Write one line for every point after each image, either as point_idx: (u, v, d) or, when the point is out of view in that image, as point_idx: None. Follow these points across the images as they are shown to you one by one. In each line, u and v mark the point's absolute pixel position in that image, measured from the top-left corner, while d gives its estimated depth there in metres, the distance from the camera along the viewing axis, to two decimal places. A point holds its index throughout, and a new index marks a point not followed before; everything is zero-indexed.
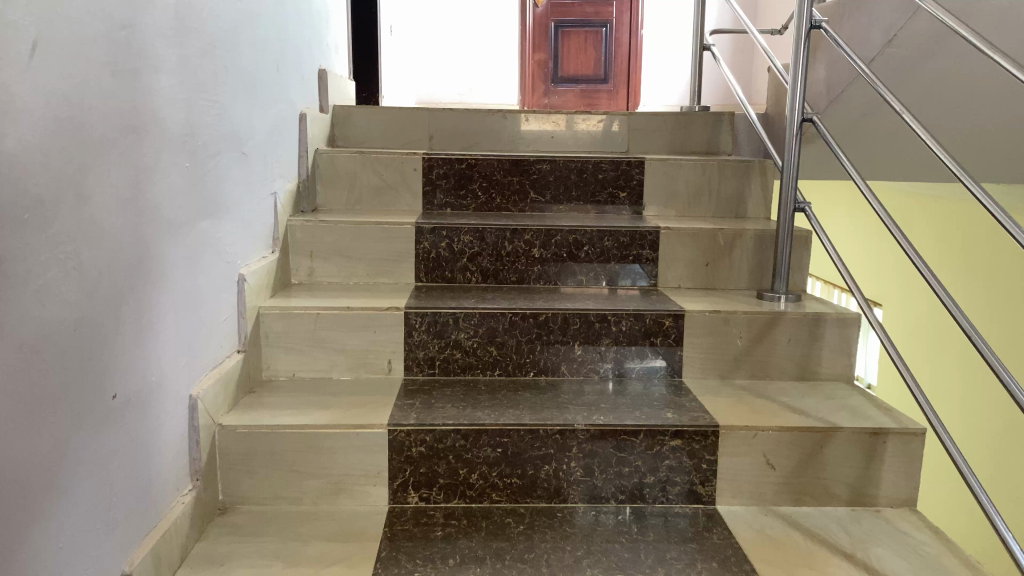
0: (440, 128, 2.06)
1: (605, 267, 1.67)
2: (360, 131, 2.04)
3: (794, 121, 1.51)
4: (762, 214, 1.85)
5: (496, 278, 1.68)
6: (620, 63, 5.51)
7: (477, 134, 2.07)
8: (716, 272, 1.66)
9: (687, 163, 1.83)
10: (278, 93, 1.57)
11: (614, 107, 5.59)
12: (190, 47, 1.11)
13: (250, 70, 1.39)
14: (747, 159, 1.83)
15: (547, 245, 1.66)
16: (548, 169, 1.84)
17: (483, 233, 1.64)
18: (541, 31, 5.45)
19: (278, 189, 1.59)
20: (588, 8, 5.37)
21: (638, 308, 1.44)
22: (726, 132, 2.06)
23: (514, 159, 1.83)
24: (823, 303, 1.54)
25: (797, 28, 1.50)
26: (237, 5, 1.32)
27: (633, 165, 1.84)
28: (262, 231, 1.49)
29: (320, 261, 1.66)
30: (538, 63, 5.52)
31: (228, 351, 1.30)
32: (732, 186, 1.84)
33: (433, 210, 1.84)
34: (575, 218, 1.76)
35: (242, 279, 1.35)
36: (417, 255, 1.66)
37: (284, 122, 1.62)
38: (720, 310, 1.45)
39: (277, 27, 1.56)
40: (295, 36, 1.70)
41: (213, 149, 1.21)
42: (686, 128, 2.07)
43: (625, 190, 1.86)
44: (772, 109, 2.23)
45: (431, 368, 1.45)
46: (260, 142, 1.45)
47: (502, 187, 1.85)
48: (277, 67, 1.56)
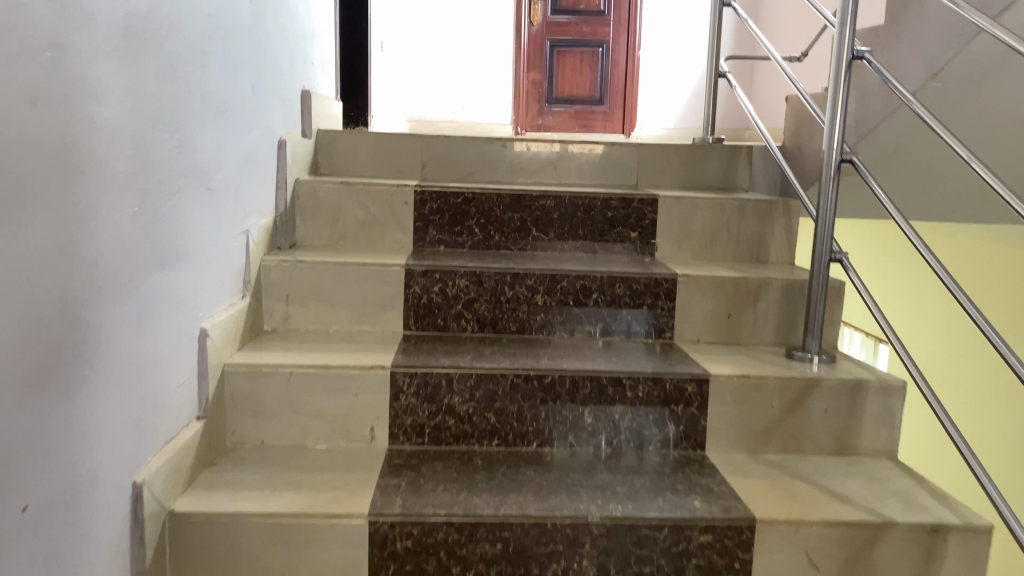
0: (434, 156, 1.89)
1: (615, 318, 1.50)
2: (346, 158, 1.87)
3: (832, 162, 1.36)
4: (785, 259, 1.69)
5: (493, 327, 1.50)
6: (617, 84, 5.38)
7: (475, 163, 1.89)
8: (738, 325, 1.50)
9: (704, 203, 1.67)
10: (254, 120, 1.40)
11: (610, 130, 5.47)
12: (146, 69, 0.94)
13: (222, 94, 1.22)
14: (770, 199, 1.67)
15: (551, 292, 1.49)
16: (552, 205, 1.67)
17: (481, 277, 1.47)
18: (536, 50, 5.30)
19: (251, 226, 1.41)
20: (584, 27, 5.24)
21: (657, 371, 1.28)
22: (744, 166, 1.91)
23: (514, 194, 1.66)
24: (861, 365, 1.37)
25: (837, 59, 1.34)
26: (208, 18, 1.14)
27: (645, 203, 1.67)
28: (230, 276, 1.31)
29: (297, 307, 1.48)
30: (532, 82, 5.38)
31: (185, 422, 1.12)
32: (753, 228, 1.68)
33: (425, 247, 1.67)
34: (582, 260, 1.59)
35: (205, 334, 1.17)
36: (407, 302, 1.48)
37: (261, 150, 1.45)
38: (748, 374, 1.29)
39: (254, 44, 1.39)
40: (275, 54, 1.53)
41: (171, 188, 1.03)
42: (700, 162, 1.91)
43: (636, 230, 1.69)
44: (791, 142, 2.09)
45: (419, 438, 1.27)
46: (232, 175, 1.28)
47: (502, 224, 1.68)
48: (253, 90, 1.39)
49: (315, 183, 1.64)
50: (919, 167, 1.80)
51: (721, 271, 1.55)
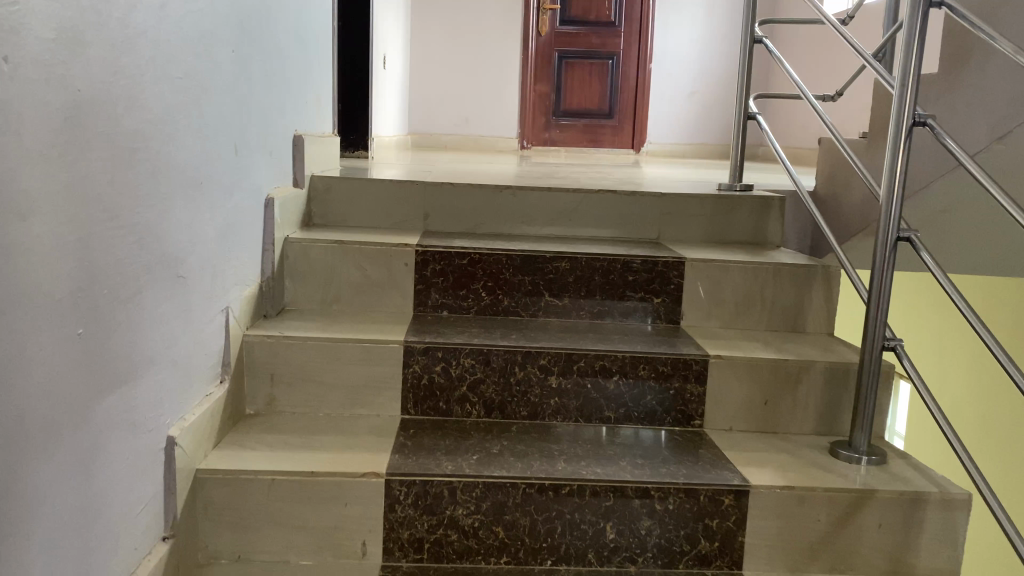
0: (439, 205, 1.74)
1: (638, 402, 1.35)
2: (343, 207, 1.72)
3: (888, 238, 1.20)
4: (823, 328, 1.54)
5: (502, 411, 1.34)
6: (626, 97, 5.24)
7: (482, 212, 1.74)
8: (775, 412, 1.36)
9: (735, 266, 1.52)
10: (235, 181, 1.25)
11: (618, 144, 5.33)
12: (95, 161, 0.79)
13: (194, 165, 1.07)
14: (808, 263, 1.53)
15: (567, 373, 1.34)
16: (567, 267, 1.52)
17: (488, 356, 1.32)
18: (545, 62, 5.16)
19: (232, 300, 1.26)
20: (593, 38, 5.11)
21: (689, 480, 1.13)
22: (775, 219, 1.76)
23: (526, 255, 1.51)
24: (916, 468, 1.22)
25: (896, 124, 1.18)
26: (177, 81, 0.99)
27: (670, 265, 1.52)
28: (205, 364, 1.16)
29: (283, 388, 1.33)
30: (539, 95, 5.23)
31: (147, 550, 0.97)
32: (788, 295, 1.53)
33: (427, 312, 1.52)
34: (601, 334, 1.44)
35: (173, 442, 1.02)
36: (406, 383, 1.33)
37: (244, 215, 1.30)
38: (792, 483, 1.13)
39: (238, 97, 1.24)
40: (262, 104, 1.38)
41: (127, 289, 0.88)
42: (727, 214, 1.76)
43: (659, 295, 1.53)
44: (825, 190, 1.94)
45: (417, 554, 1.13)
46: (206, 252, 1.13)
47: (511, 287, 1.52)
48: (235, 150, 1.24)
49: (308, 243, 1.49)
50: (968, 220, 1.64)
51: (755, 349, 1.41)
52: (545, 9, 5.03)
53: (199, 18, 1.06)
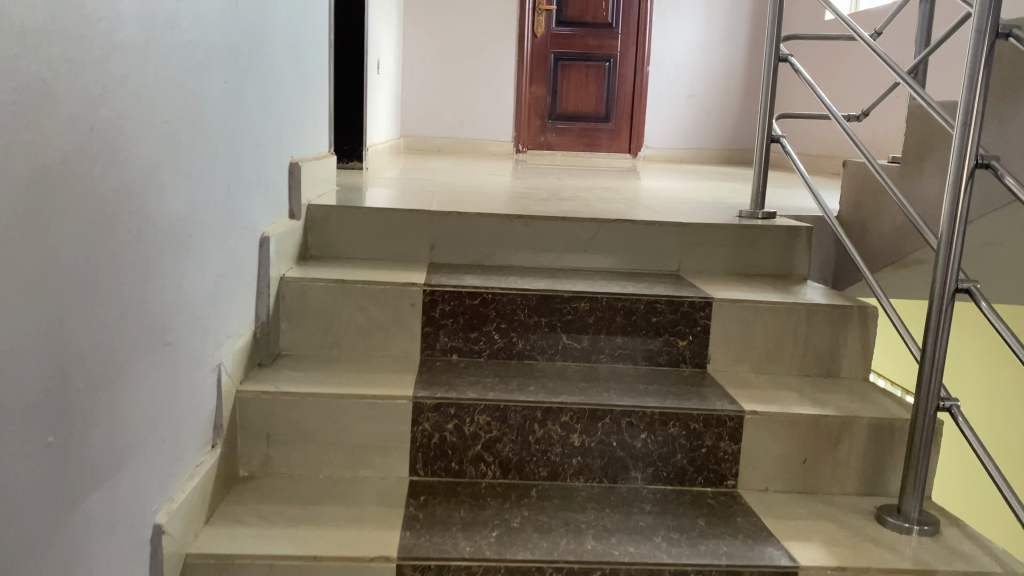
0: (444, 235, 1.62)
1: (667, 461, 1.24)
2: (342, 238, 1.61)
3: (945, 289, 1.10)
4: (859, 374, 1.44)
5: (519, 471, 1.23)
6: (623, 101, 5.14)
7: (491, 243, 1.63)
8: (814, 471, 1.26)
9: (766, 307, 1.42)
10: (228, 225, 1.13)
11: (615, 149, 5.21)
12: (70, 233, 0.67)
13: (183, 216, 0.95)
14: (843, 304, 1.42)
15: (591, 430, 1.23)
16: (586, 308, 1.41)
17: (505, 412, 1.21)
18: (540, 63, 5.03)
19: (224, 355, 1.15)
20: (590, 40, 4.99)
21: (732, 562, 1.02)
22: (802, 250, 1.66)
23: (542, 295, 1.40)
24: (972, 539, 1.12)
25: (955, 168, 1.08)
26: (163, 125, 0.88)
27: (697, 306, 1.41)
28: (195, 431, 1.04)
29: (280, 446, 1.22)
30: (534, 97, 5.10)
31: None
32: (822, 338, 1.43)
33: (435, 356, 1.41)
34: (624, 383, 1.33)
35: (159, 531, 0.91)
36: (415, 442, 1.22)
37: (237, 258, 1.18)
38: (843, 563, 1.03)
39: (231, 131, 1.12)
40: (256, 135, 1.26)
41: (105, 376, 0.76)
42: (751, 245, 1.66)
43: (685, 337, 1.42)
44: (852, 217, 1.84)
45: None
46: (196, 310, 1.02)
47: (526, 329, 1.41)
48: (227, 191, 1.12)
49: (306, 282, 1.38)
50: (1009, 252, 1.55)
51: (791, 400, 1.30)
52: (541, 10, 4.91)
53: (186, 53, 0.94)
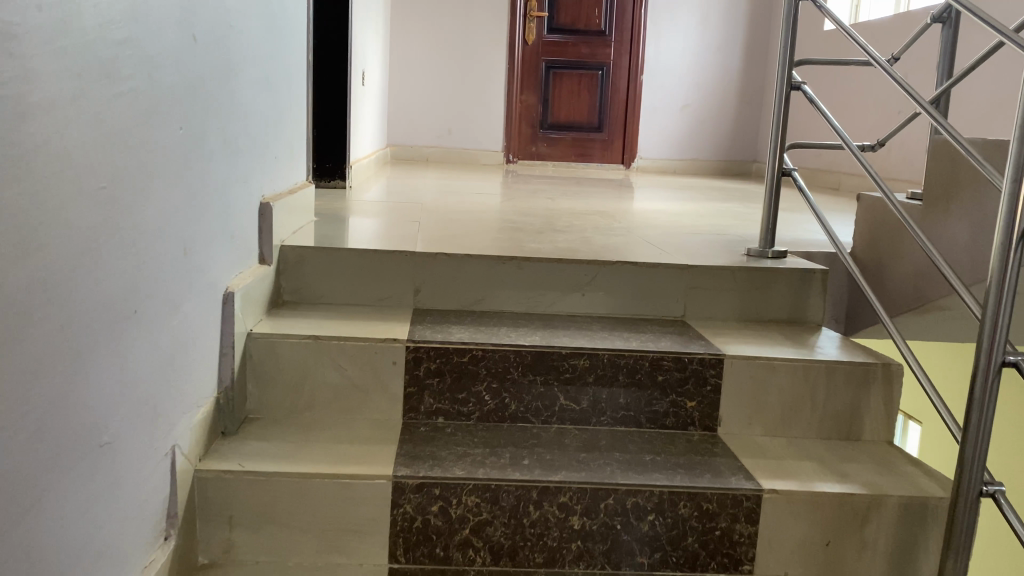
0: (431, 278, 1.49)
1: (676, 545, 1.12)
2: (320, 282, 1.48)
3: (988, 368, 0.98)
4: (883, 437, 1.32)
5: (513, 557, 1.12)
6: (616, 109, 5.05)
7: (483, 287, 1.50)
8: (837, 555, 1.14)
9: (782, 365, 1.30)
10: (185, 290, 1.00)
11: (608, 159, 5.12)
12: None
13: (126, 291, 0.83)
14: (865, 361, 1.31)
15: (592, 512, 1.10)
16: (586, 366, 1.29)
17: (497, 492, 1.08)
18: (531, 72, 4.92)
19: (179, 435, 1.02)
20: (583, 48, 4.91)
21: None
22: (816, 295, 1.54)
23: (537, 351, 1.28)
24: None
25: (1003, 234, 0.95)
26: (99, 192, 0.75)
27: (707, 363, 1.29)
28: (143, 531, 0.91)
29: (244, 530, 1.09)
30: (525, 106, 4.99)
31: None
32: (843, 399, 1.32)
33: (419, 419, 1.28)
34: (629, 453, 1.20)
35: None
36: (395, 526, 1.09)
37: (196, 322, 1.05)
38: None
39: (188, 182, 1.00)
40: (221, 181, 1.13)
41: (16, 509, 0.64)
42: (762, 289, 1.54)
43: (693, 398, 1.30)
44: (867, 255, 1.74)
45: None
46: (142, 396, 0.89)
47: (519, 388, 1.28)
48: (184, 251, 0.99)
49: (277, 339, 1.25)
50: None
51: (812, 473, 1.18)
52: (533, 17, 4.81)
53: (129, 103, 0.81)
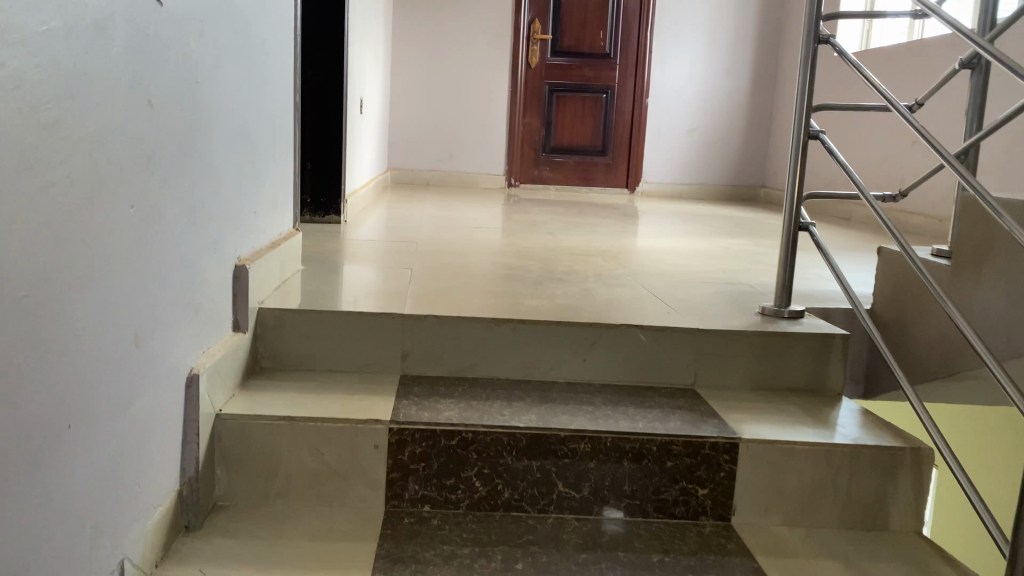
0: (421, 343, 1.38)
1: None
2: (300, 346, 1.37)
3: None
4: (913, 527, 1.21)
5: None
6: (620, 133, 4.97)
7: (476, 353, 1.39)
8: None
9: (802, 450, 1.19)
10: (137, 382, 0.90)
11: (612, 183, 5.03)
12: None
13: (57, 403, 0.72)
14: (892, 445, 1.19)
15: None
16: (588, 450, 1.17)
17: None
18: (534, 94, 4.88)
19: (131, 544, 0.91)
20: (587, 71, 4.86)
21: None
22: (837, 362, 1.43)
23: (533, 434, 1.16)
24: None
25: None
26: (18, 299, 0.65)
27: (719, 447, 1.18)
28: None
29: None
30: (528, 128, 4.93)
31: None
32: (868, 486, 1.20)
33: (402, 507, 1.17)
34: (634, 551, 1.09)
35: None
36: None
37: (152, 414, 0.95)
38: None
39: (141, 263, 0.90)
40: (184, 253, 1.03)
41: None
42: (778, 355, 1.43)
43: (705, 484, 1.19)
44: (890, 314, 1.62)
45: None
46: (81, 513, 0.79)
47: (513, 475, 1.17)
48: (135, 339, 0.89)
49: (247, 419, 1.14)
50: None
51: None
52: (536, 39, 4.79)
53: (64, 192, 0.71)
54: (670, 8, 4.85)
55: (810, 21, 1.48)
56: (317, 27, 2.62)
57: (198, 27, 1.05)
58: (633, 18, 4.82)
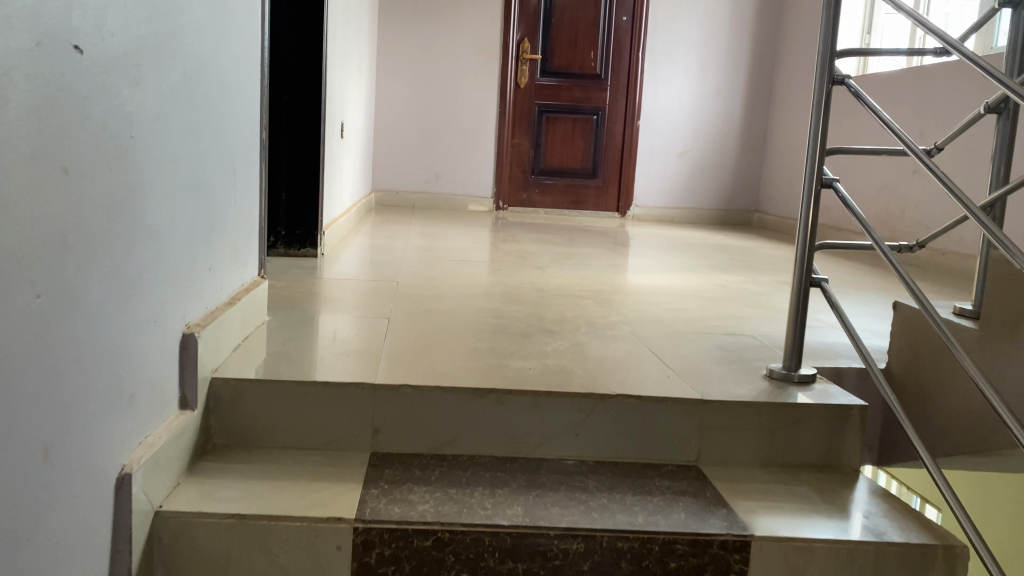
0: (394, 417, 1.23)
1: None
2: (258, 421, 1.22)
3: None
4: None
5: None
6: (611, 155, 4.88)
7: (456, 427, 1.24)
8: None
9: (821, 549, 1.05)
10: (46, 504, 0.76)
11: (603, 207, 4.94)
12: None
13: None
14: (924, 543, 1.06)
15: None
16: (580, 550, 1.03)
17: None
18: (523, 116, 4.79)
19: None
20: (577, 92, 4.78)
21: None
22: (854, 436, 1.30)
23: (519, 534, 1.02)
24: None
25: None
26: None
27: (729, 546, 1.04)
28: None
29: None
30: (517, 149, 4.83)
31: None
32: None
33: None
34: None
35: None
36: None
37: (67, 534, 0.80)
38: None
39: (49, 359, 0.75)
40: (112, 334, 0.89)
41: None
42: (790, 429, 1.29)
43: None
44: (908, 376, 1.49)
45: None
46: None
47: None
48: (42, 453, 0.74)
49: (191, 516, 1.00)
50: None
51: None
52: (525, 59, 4.70)
53: None
54: (661, 29, 4.77)
55: (824, 59, 1.36)
56: (295, 51, 2.50)
57: (134, 74, 0.91)
58: (624, 39, 4.75)
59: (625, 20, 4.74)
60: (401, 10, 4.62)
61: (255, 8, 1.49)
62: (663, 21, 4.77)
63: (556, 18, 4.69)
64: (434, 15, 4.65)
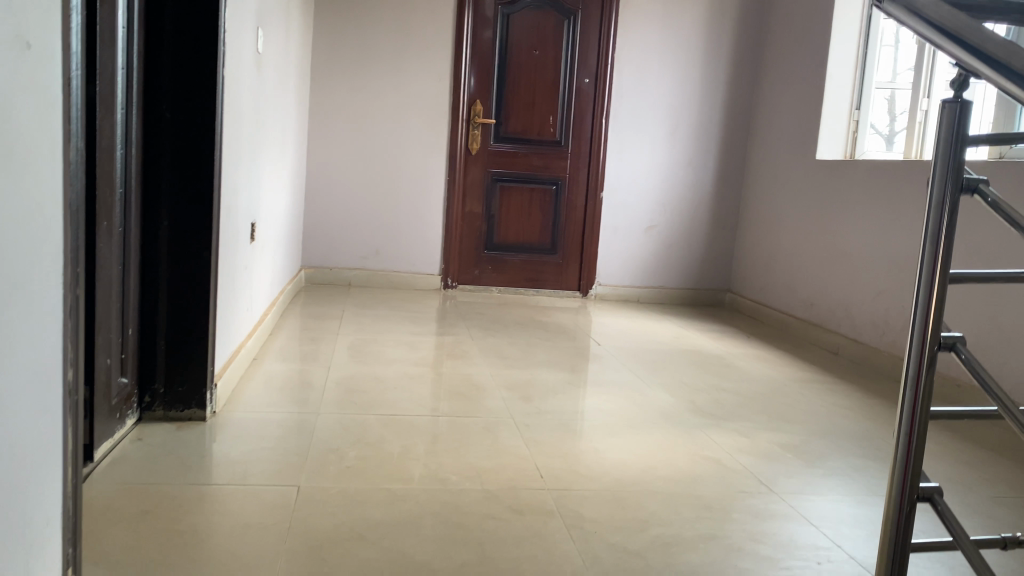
0: None
1: None
2: None
3: None
4: None
5: None
6: (572, 230, 4.45)
7: None
8: None
9: None
10: None
11: (562, 286, 4.50)
12: None
13: None
14: None
15: None
16: None
17: None
18: (474, 185, 4.33)
19: None
20: (535, 159, 4.36)
21: None
22: None
23: None
24: None
25: None
26: None
27: None
28: None
29: None
30: (468, 222, 4.37)
31: None
32: None
33: None
34: None
35: None
36: None
37: None
38: None
39: None
40: None
41: None
42: None
43: None
44: None
45: None
46: None
47: None
48: None
49: None
50: None
51: None
52: (477, 123, 4.26)
53: None
54: (627, 93, 4.35)
55: (925, 318, 0.91)
56: (180, 165, 1.95)
57: None
58: (586, 103, 4.34)
59: (588, 82, 4.32)
60: (336, 65, 4.14)
61: (53, 206, 0.98)
62: (628, 84, 4.34)
63: (511, 77, 4.28)
64: (376, 73, 4.17)
